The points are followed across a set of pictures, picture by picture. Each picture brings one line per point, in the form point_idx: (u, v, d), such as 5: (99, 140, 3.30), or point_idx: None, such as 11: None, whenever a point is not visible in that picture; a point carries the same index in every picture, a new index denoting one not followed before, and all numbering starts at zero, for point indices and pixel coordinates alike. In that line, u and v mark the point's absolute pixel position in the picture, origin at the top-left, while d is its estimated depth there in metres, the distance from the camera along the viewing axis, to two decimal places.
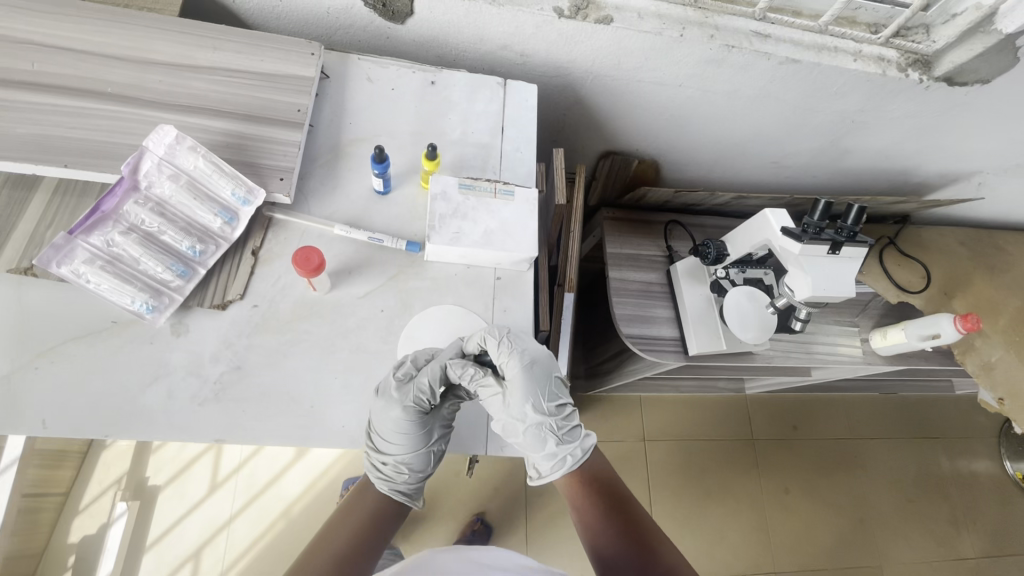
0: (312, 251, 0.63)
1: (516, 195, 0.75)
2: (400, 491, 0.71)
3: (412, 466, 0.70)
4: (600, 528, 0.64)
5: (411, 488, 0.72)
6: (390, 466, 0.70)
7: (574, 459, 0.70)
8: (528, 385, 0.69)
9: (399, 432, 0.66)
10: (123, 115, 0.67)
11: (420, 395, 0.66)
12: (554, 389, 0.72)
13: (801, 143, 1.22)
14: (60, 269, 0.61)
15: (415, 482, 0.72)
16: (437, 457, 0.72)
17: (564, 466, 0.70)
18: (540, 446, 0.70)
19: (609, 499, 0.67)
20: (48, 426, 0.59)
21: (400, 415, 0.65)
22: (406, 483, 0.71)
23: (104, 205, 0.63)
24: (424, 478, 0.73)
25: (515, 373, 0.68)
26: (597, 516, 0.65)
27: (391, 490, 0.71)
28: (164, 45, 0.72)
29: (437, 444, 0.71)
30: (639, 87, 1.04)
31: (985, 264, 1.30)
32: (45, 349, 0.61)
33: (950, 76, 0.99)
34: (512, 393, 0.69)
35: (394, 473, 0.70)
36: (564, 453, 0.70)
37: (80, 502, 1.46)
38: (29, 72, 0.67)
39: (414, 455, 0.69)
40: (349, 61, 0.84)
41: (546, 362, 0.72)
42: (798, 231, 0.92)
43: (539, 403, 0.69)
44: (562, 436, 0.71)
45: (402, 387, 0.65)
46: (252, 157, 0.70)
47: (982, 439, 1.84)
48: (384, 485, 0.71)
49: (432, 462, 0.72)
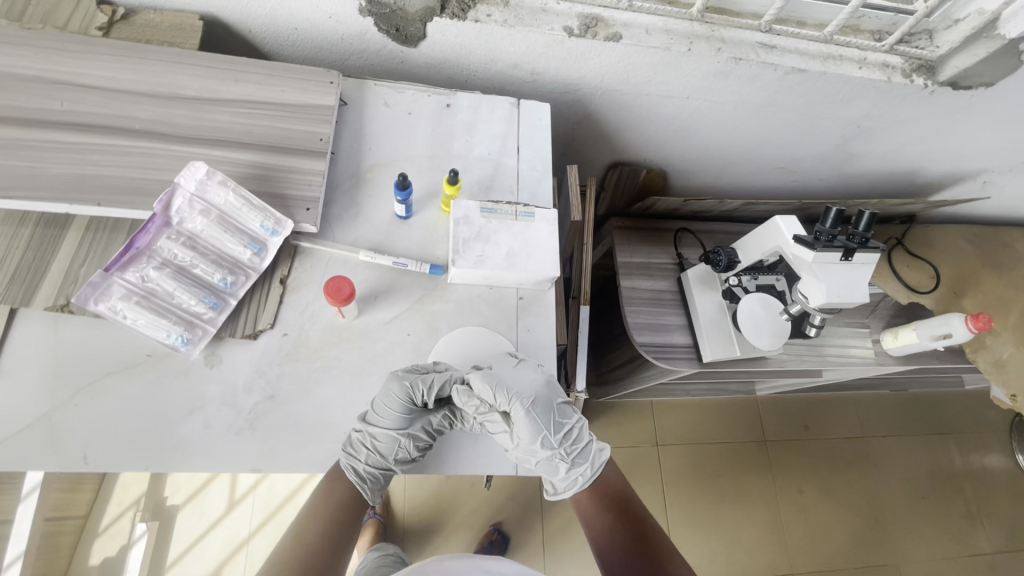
0: (342, 281, 0.66)
1: (537, 216, 0.76)
2: (356, 470, 0.66)
3: (378, 446, 0.66)
4: (608, 538, 0.66)
5: (367, 471, 0.66)
6: (359, 438, 0.66)
7: (585, 479, 0.71)
8: (532, 425, 0.67)
9: (389, 410, 0.65)
10: (150, 150, 0.69)
11: (419, 384, 0.66)
12: (557, 417, 0.70)
13: (807, 148, 1.23)
14: (97, 306, 0.64)
15: (372, 467, 0.67)
16: (404, 454, 0.67)
17: (576, 486, 0.71)
18: (553, 471, 0.71)
19: (619, 511, 0.69)
20: (89, 460, 0.61)
21: (396, 393, 0.65)
22: (364, 464, 0.66)
23: (138, 241, 0.66)
24: (384, 468, 0.67)
25: (518, 415, 0.67)
26: (606, 526, 0.67)
27: (348, 466, 0.66)
28: (188, 80, 0.73)
29: (406, 439, 0.66)
30: (647, 100, 1.05)
31: (993, 261, 1.30)
32: (84, 384, 0.64)
33: (954, 80, 0.99)
34: (518, 431, 0.68)
35: (359, 447, 0.66)
36: (575, 474, 0.71)
37: (100, 524, 1.47)
38: (59, 111, 0.68)
39: (385, 435, 0.65)
40: (365, 86, 0.86)
41: (547, 391, 0.69)
42: (810, 239, 0.92)
43: (545, 438, 0.68)
44: (573, 459, 0.70)
45: (410, 373, 0.67)
46: (278, 189, 0.71)
47: (994, 434, 1.85)
48: (343, 458, 0.66)
49: (397, 455, 0.67)
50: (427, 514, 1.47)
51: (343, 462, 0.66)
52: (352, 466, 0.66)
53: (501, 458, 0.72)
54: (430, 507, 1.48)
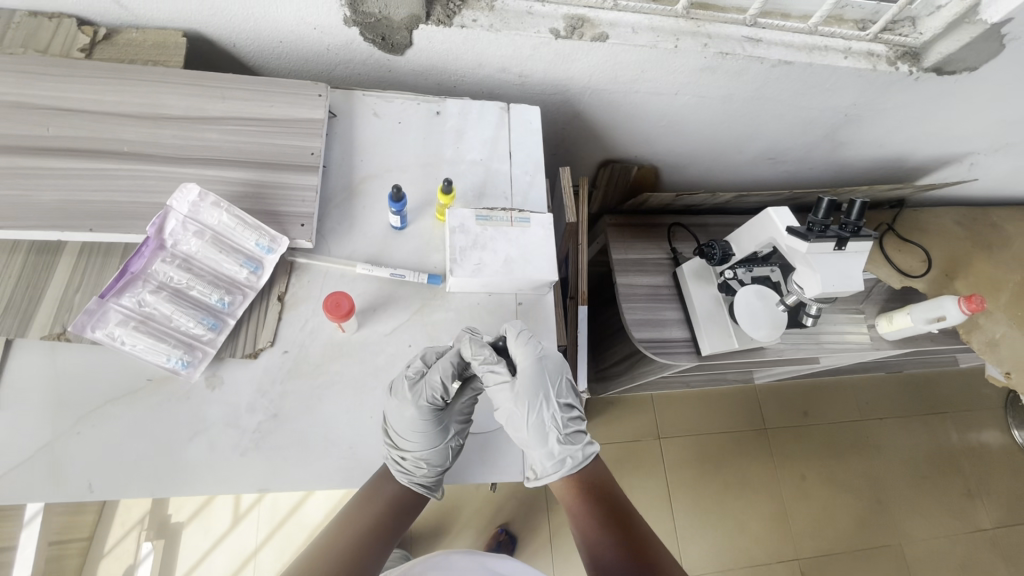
0: (342, 297, 0.66)
1: (532, 221, 0.76)
2: (419, 483, 0.68)
3: (431, 460, 0.68)
4: (597, 538, 0.63)
5: (430, 479, 0.69)
6: (408, 462, 0.67)
7: (574, 462, 0.68)
8: (537, 378, 0.68)
9: (419, 433, 0.65)
10: (141, 173, 0.68)
11: (432, 392, 0.66)
12: (564, 388, 0.71)
13: (796, 139, 1.23)
14: (95, 333, 0.63)
15: (435, 475, 0.70)
16: (455, 452, 0.70)
17: (563, 468, 0.67)
18: (542, 441, 0.68)
19: (607, 507, 0.65)
20: (94, 488, 0.61)
21: (413, 416, 0.65)
22: (426, 477, 0.69)
23: (133, 266, 0.65)
24: (444, 470, 0.70)
25: (525, 365, 0.69)
26: (595, 524, 0.64)
27: (411, 484, 0.67)
28: (175, 99, 0.73)
29: (453, 442, 0.69)
30: (635, 97, 1.05)
31: (983, 242, 1.31)
32: (86, 412, 0.63)
33: (939, 66, 1.00)
34: (518, 389, 0.68)
35: (412, 467, 0.68)
36: (565, 453, 0.68)
37: (105, 545, 1.46)
38: (46, 137, 0.67)
39: (432, 450, 0.67)
40: (354, 97, 0.85)
41: (558, 364, 0.71)
42: (803, 230, 0.92)
43: (546, 398, 0.69)
44: (566, 436, 0.69)
45: (416, 385, 0.66)
46: (271, 206, 0.71)
47: (990, 411, 1.87)
48: (402, 480, 0.67)
49: (451, 457, 0.70)
50: (433, 517, 1.47)
51: (404, 483, 0.67)
52: (414, 482, 0.68)
53: (510, 466, 0.72)
54: (436, 511, 1.48)
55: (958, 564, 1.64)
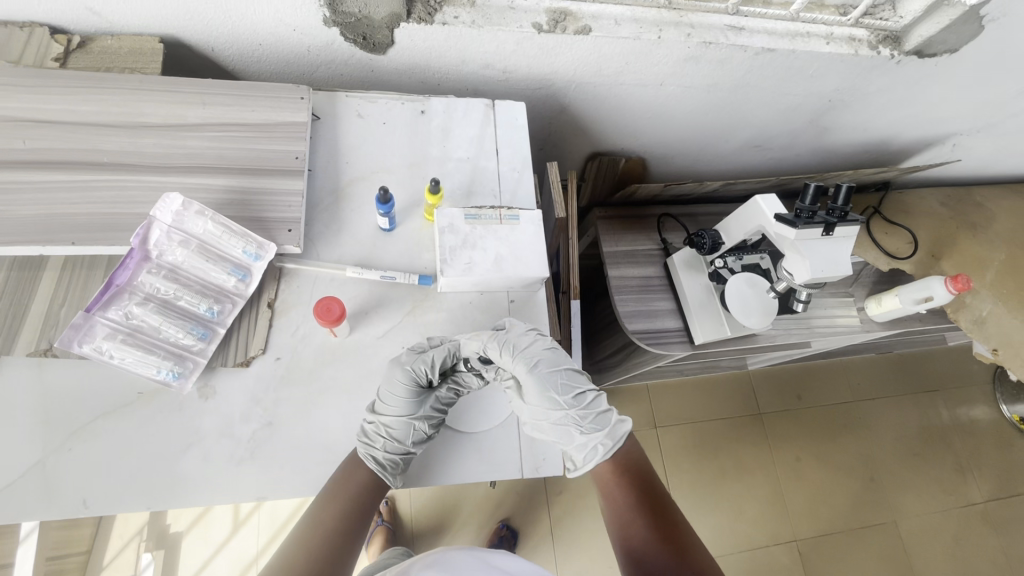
0: (333, 301, 0.66)
1: (521, 218, 0.76)
2: (375, 458, 0.65)
3: (393, 432, 0.66)
4: (628, 518, 0.61)
5: (386, 458, 0.65)
6: (373, 427, 0.67)
7: (607, 448, 0.68)
8: (541, 384, 0.69)
9: (393, 395, 0.67)
10: (122, 183, 0.67)
11: (420, 365, 0.68)
12: (567, 379, 0.71)
13: (782, 125, 1.24)
14: (81, 349, 0.62)
15: (392, 454, 0.66)
16: (418, 436, 0.68)
17: (596, 456, 0.68)
18: (570, 438, 0.69)
19: (641, 489, 0.64)
20: (89, 504, 0.61)
21: (399, 379, 0.67)
22: (384, 452, 0.65)
23: (117, 278, 0.64)
24: (404, 454, 0.67)
25: (523, 376, 0.69)
26: (627, 503, 0.63)
27: (366, 454, 0.65)
28: (152, 107, 0.71)
29: (420, 421, 0.68)
30: (621, 89, 1.04)
31: (967, 221, 1.33)
32: (77, 428, 0.63)
33: (919, 49, 1.01)
34: (532, 398, 0.70)
35: (374, 435, 0.66)
36: (594, 442, 0.68)
37: (104, 558, 1.45)
38: (21, 151, 0.66)
39: (397, 420, 0.66)
40: (336, 99, 0.84)
41: (552, 356, 0.71)
42: (792, 217, 0.92)
43: (557, 399, 0.69)
44: (589, 425, 0.69)
45: (410, 356, 0.69)
46: (257, 212, 0.70)
47: (979, 387, 1.90)
48: (360, 447, 0.65)
49: (414, 438, 0.68)
50: (434, 516, 1.47)
51: (360, 451, 0.65)
52: (371, 454, 0.65)
53: (508, 463, 0.71)
54: (437, 509, 1.48)
55: (952, 538, 1.67)
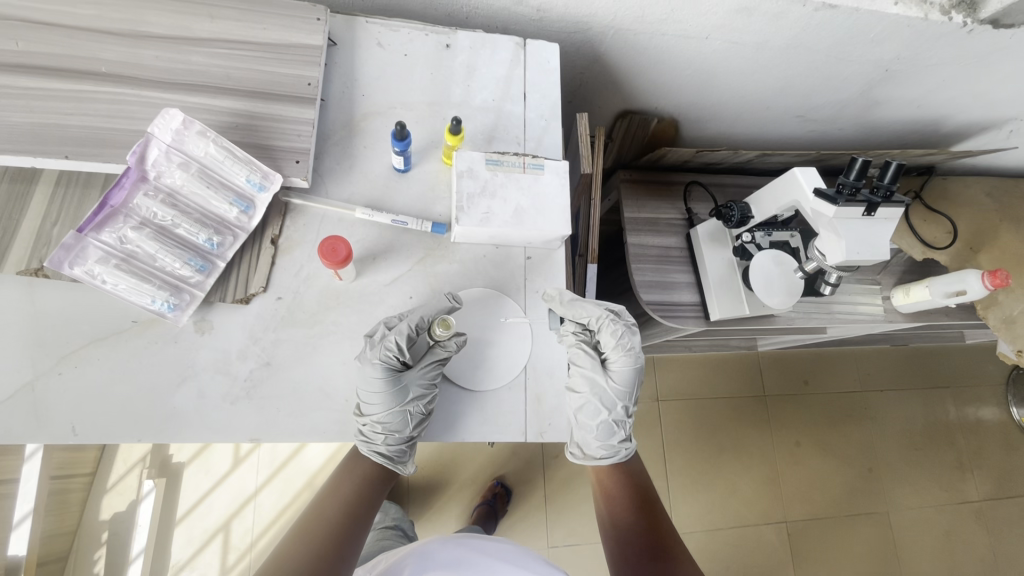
0: (338, 241, 0.61)
1: (546, 168, 0.70)
2: (378, 453, 0.65)
3: (388, 426, 0.64)
4: (624, 512, 0.67)
5: (390, 450, 0.65)
6: (367, 427, 0.64)
7: (629, 452, 0.72)
8: (630, 380, 0.73)
9: (372, 391, 0.62)
10: (121, 97, 0.62)
11: (387, 351, 0.63)
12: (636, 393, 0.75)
13: (830, 94, 1.14)
14: (73, 270, 0.59)
15: (394, 444, 0.65)
16: (417, 419, 0.65)
17: (619, 458, 0.72)
18: (607, 436, 0.72)
19: (642, 495, 0.69)
20: (77, 431, 0.59)
21: (371, 373, 0.63)
22: (386, 445, 0.65)
23: (112, 199, 0.61)
24: (406, 441, 0.66)
25: (624, 367, 0.73)
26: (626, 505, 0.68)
27: (369, 451, 0.64)
28: (155, 16, 0.65)
29: (413, 406, 0.64)
30: (661, 40, 0.96)
31: (1013, 216, 1.24)
32: (66, 353, 0.60)
33: (996, 18, 0.90)
34: (612, 383, 0.73)
35: (371, 433, 0.64)
36: (621, 445, 0.72)
37: (107, 481, 1.46)
38: (11, 52, 0.61)
39: (389, 414, 0.63)
40: (355, 23, 0.78)
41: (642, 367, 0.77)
42: (831, 192, 0.83)
43: (629, 399, 0.74)
44: (628, 433, 0.74)
45: (372, 347, 0.64)
46: (264, 139, 0.66)
47: (992, 388, 1.85)
48: (360, 445, 0.65)
49: (412, 424, 0.65)
50: (429, 471, 1.47)
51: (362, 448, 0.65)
52: (373, 450, 0.65)
53: (513, 423, 0.68)
54: (433, 464, 1.48)
55: (942, 534, 1.66)
